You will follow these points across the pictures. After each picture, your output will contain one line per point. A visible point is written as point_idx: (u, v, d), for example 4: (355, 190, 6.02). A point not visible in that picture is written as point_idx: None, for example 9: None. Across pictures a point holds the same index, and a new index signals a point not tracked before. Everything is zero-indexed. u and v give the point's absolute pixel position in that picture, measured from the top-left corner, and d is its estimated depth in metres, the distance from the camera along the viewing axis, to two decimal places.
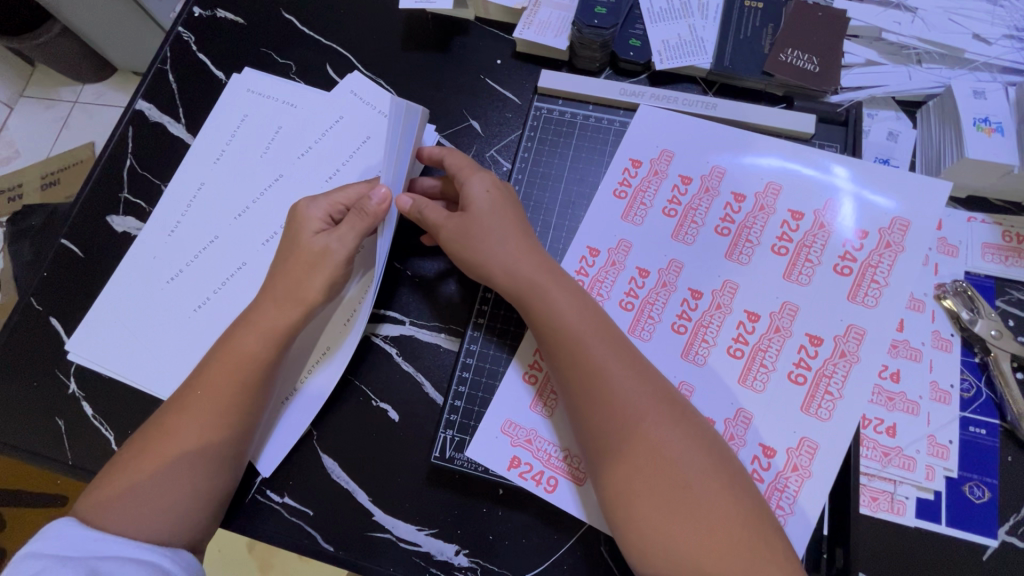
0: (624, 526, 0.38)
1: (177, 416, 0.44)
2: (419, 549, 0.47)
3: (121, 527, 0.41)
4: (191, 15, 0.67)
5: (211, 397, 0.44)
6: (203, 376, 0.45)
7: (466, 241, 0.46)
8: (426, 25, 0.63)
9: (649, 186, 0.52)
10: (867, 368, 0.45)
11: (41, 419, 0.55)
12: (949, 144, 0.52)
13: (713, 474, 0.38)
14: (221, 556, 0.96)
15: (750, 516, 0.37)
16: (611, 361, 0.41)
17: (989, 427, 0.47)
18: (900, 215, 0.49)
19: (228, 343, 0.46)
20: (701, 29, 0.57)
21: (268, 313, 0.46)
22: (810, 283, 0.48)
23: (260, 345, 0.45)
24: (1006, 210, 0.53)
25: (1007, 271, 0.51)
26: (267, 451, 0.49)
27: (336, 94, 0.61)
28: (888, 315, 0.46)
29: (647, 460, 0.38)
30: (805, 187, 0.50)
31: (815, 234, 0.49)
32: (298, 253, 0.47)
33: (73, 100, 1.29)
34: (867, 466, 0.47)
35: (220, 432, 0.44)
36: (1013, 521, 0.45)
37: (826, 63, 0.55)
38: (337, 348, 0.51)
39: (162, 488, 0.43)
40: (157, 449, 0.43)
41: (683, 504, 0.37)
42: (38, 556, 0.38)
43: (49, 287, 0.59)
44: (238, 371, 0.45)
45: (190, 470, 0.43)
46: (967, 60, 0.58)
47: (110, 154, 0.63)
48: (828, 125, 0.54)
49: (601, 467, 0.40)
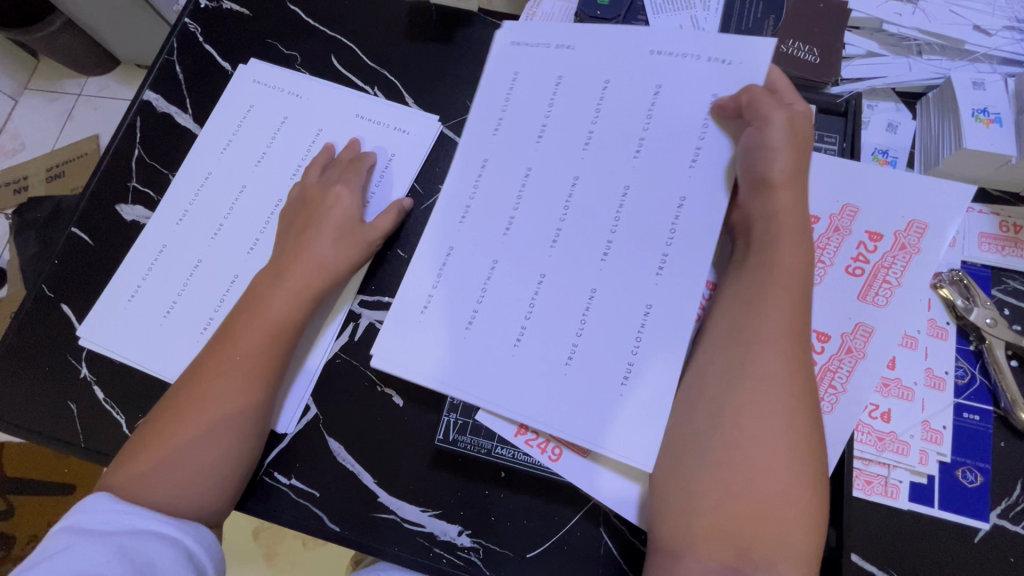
0: (712, 477, 0.40)
1: (214, 377, 0.47)
2: (423, 530, 0.48)
3: (154, 496, 0.44)
4: (198, 6, 0.68)
5: (247, 360, 0.47)
6: (238, 343, 0.48)
7: (755, 152, 0.45)
8: (430, 17, 0.63)
9: (828, 243, 0.49)
10: (874, 363, 0.46)
11: (53, 403, 0.56)
12: (948, 135, 0.52)
13: (789, 467, 0.39)
14: (228, 543, 0.98)
15: (800, 512, 0.38)
16: (771, 332, 0.42)
17: (983, 413, 0.48)
18: (919, 217, 0.48)
19: (259, 306, 0.49)
20: (703, 20, 0.58)
21: (303, 282, 0.50)
22: (821, 283, 0.48)
23: (282, 305, 0.49)
24: (1003, 200, 0.54)
25: (1003, 260, 0.52)
26: (525, 410, 0.45)
27: (498, 51, 0.54)
28: (898, 314, 0.47)
29: (764, 434, 0.39)
30: (824, 187, 0.50)
31: (829, 237, 0.49)
32: (332, 226, 0.52)
33: (77, 93, 1.30)
34: (861, 450, 0.48)
35: (256, 394, 0.47)
36: (1004, 504, 0.45)
37: (827, 54, 0.55)
38: (662, 306, 0.45)
39: (190, 450, 0.45)
40: (189, 412, 0.46)
41: (770, 482, 0.39)
42: (71, 530, 0.40)
43: (60, 275, 0.60)
44: (268, 330, 0.48)
45: (226, 433, 0.46)
46: (967, 51, 0.58)
47: (118, 144, 0.64)
48: (828, 116, 0.53)
49: (721, 420, 0.41)
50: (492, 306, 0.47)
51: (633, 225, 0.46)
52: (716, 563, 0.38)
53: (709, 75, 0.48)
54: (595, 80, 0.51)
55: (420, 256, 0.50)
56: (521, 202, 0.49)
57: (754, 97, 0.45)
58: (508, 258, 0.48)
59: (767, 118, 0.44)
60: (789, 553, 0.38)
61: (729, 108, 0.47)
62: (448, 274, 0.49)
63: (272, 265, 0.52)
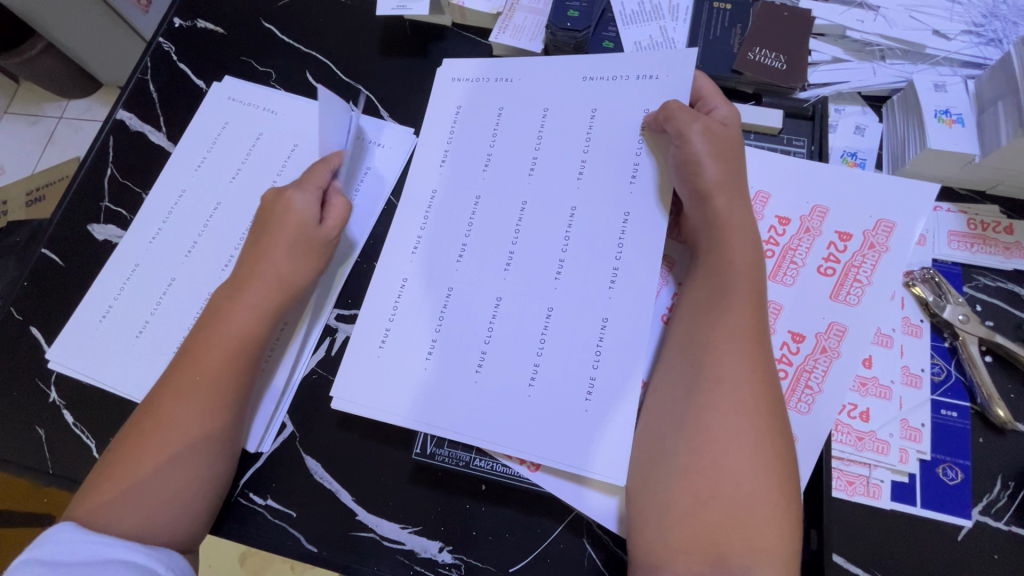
0: (681, 483, 0.39)
1: (180, 398, 0.46)
2: (403, 548, 0.47)
3: (119, 525, 0.42)
4: (171, 26, 0.68)
5: (216, 379, 0.46)
6: (198, 361, 0.47)
7: (688, 165, 0.46)
8: (403, 31, 0.64)
9: (800, 244, 0.50)
10: (847, 364, 0.46)
11: (20, 429, 0.55)
12: (913, 137, 0.53)
13: (756, 467, 0.39)
14: (213, 570, 0.95)
15: (771, 513, 0.38)
16: (730, 334, 0.42)
17: (960, 410, 0.48)
18: (887, 217, 0.49)
19: (224, 322, 0.48)
20: (672, 30, 0.59)
21: (266, 293, 0.49)
22: (795, 283, 0.49)
23: (246, 323, 0.48)
24: (971, 199, 0.54)
25: (974, 257, 0.52)
26: (485, 438, 0.45)
27: (439, 83, 0.57)
28: (870, 314, 0.47)
29: (729, 435, 0.39)
30: (796, 189, 0.51)
31: (800, 238, 0.50)
32: (289, 233, 0.50)
33: (58, 116, 1.30)
34: (841, 450, 0.48)
35: (223, 412, 0.46)
36: (986, 501, 0.45)
37: (794, 60, 0.56)
38: (618, 320, 0.45)
39: (153, 476, 0.44)
40: (151, 437, 0.45)
41: (740, 483, 0.38)
42: (31, 563, 0.38)
43: (29, 298, 0.59)
44: (226, 350, 0.47)
45: (189, 454, 0.45)
46: (929, 56, 0.59)
47: (91, 164, 0.63)
48: (795, 120, 0.54)
49: (688, 427, 0.41)
50: (451, 331, 0.48)
51: (585, 242, 0.48)
52: (693, 571, 0.37)
53: (659, 90, 0.50)
54: (536, 108, 0.53)
55: (377, 288, 0.51)
56: (473, 229, 0.51)
57: (672, 114, 0.47)
58: (466, 284, 0.49)
59: (685, 135, 0.46)
60: (766, 559, 0.37)
61: (655, 124, 0.49)
62: (418, 301, 0.50)
63: (235, 277, 0.51)
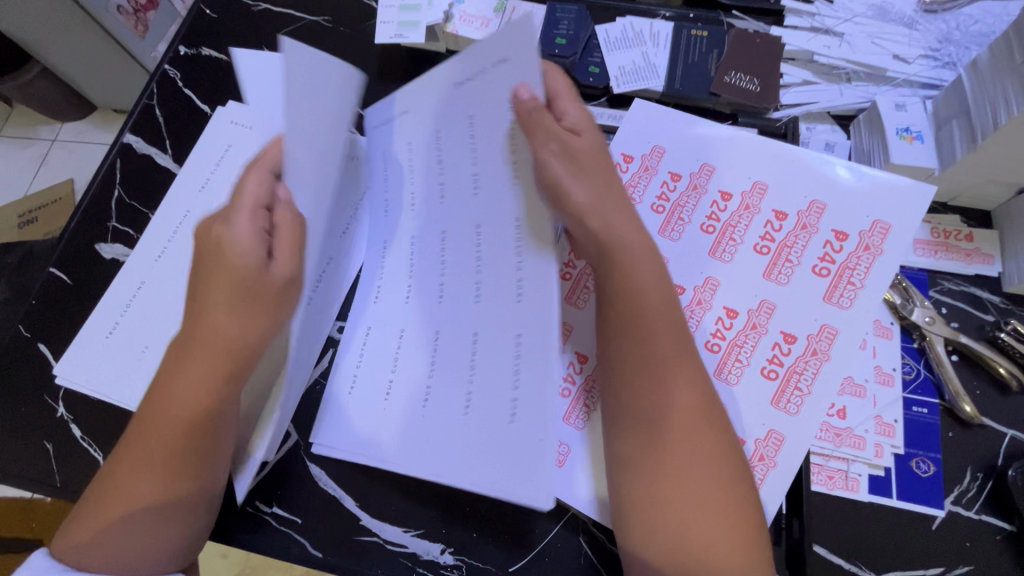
0: (654, 516, 0.39)
1: (138, 456, 0.42)
2: (406, 551, 0.49)
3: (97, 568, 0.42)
4: (177, 53, 0.71)
5: (173, 439, 0.42)
6: (153, 419, 0.42)
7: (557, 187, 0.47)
8: (400, 58, 0.67)
9: (796, 241, 0.53)
10: (835, 366, 0.49)
11: (27, 442, 0.56)
12: (877, 152, 0.57)
13: (716, 487, 0.39)
14: None
15: (729, 521, 0.39)
16: (660, 360, 0.42)
17: (930, 407, 0.51)
18: (883, 218, 0.52)
19: (175, 380, 0.42)
20: (653, 56, 0.62)
21: (218, 352, 0.41)
22: (788, 282, 0.52)
23: (200, 385, 0.42)
24: (933, 209, 0.58)
25: (937, 264, 0.56)
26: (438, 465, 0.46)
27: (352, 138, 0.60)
28: (861, 316, 0.50)
29: (687, 462, 0.40)
30: (790, 190, 0.54)
31: (797, 233, 0.53)
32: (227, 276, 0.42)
33: (51, 138, 1.32)
34: (821, 446, 0.50)
35: (187, 479, 0.42)
36: (957, 492, 0.48)
37: (766, 83, 0.60)
38: (530, 333, 0.45)
39: (122, 530, 0.42)
40: (116, 493, 0.42)
41: (710, 506, 0.39)
42: None
43: (37, 316, 0.61)
44: (180, 410, 0.42)
45: (156, 510, 0.42)
46: (890, 78, 0.64)
47: (98, 186, 0.65)
48: (770, 137, 0.59)
49: (645, 459, 0.40)
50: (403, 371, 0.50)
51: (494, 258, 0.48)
52: None
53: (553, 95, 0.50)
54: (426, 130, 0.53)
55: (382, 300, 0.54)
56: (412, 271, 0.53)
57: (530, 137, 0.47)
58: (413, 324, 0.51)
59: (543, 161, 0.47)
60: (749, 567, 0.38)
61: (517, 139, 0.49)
62: (380, 349, 0.52)
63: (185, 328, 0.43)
